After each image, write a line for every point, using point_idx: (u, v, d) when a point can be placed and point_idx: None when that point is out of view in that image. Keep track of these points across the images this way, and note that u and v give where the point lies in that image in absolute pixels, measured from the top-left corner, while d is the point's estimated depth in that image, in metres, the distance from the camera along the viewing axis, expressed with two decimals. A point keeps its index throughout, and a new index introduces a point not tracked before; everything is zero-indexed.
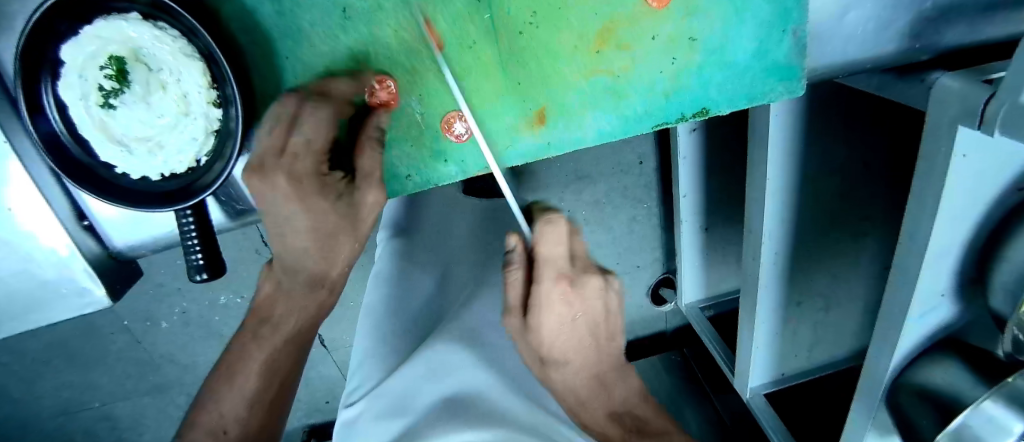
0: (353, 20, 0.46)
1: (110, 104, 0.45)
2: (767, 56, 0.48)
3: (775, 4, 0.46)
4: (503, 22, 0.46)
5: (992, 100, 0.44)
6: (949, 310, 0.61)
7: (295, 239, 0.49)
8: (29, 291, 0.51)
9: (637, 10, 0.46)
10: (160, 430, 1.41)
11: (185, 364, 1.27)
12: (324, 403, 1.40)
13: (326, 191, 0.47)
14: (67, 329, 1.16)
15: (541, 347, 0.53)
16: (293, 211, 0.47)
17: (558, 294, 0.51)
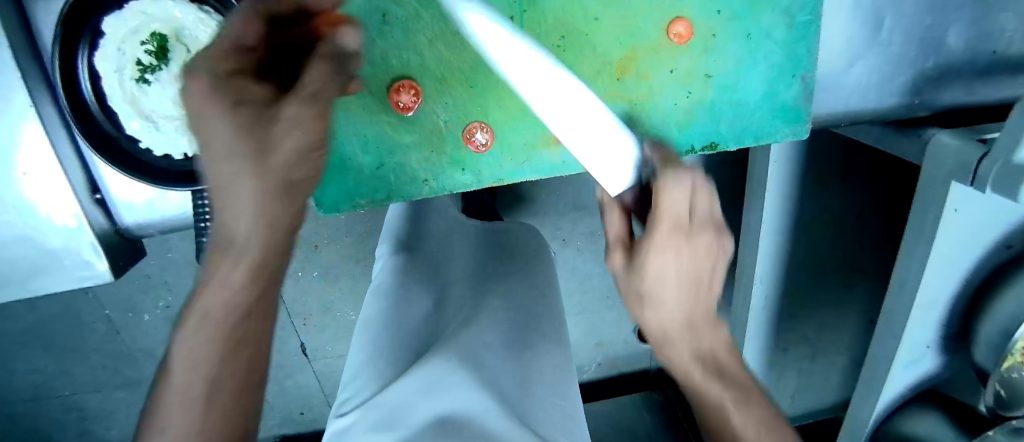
0: (390, 25, 0.48)
1: (146, 79, 0.46)
2: (776, 98, 0.50)
3: (787, 49, 0.49)
4: (533, 41, 0.48)
5: (986, 158, 0.46)
6: (934, 362, 0.63)
7: (216, 168, 0.36)
8: (31, 259, 0.50)
9: (659, 42, 0.48)
10: (127, 426, 1.36)
11: (162, 360, 1.24)
12: (299, 414, 1.36)
13: (238, 105, 0.35)
14: (46, 313, 1.14)
15: (643, 287, 0.46)
16: (201, 128, 0.35)
17: (671, 243, 0.44)
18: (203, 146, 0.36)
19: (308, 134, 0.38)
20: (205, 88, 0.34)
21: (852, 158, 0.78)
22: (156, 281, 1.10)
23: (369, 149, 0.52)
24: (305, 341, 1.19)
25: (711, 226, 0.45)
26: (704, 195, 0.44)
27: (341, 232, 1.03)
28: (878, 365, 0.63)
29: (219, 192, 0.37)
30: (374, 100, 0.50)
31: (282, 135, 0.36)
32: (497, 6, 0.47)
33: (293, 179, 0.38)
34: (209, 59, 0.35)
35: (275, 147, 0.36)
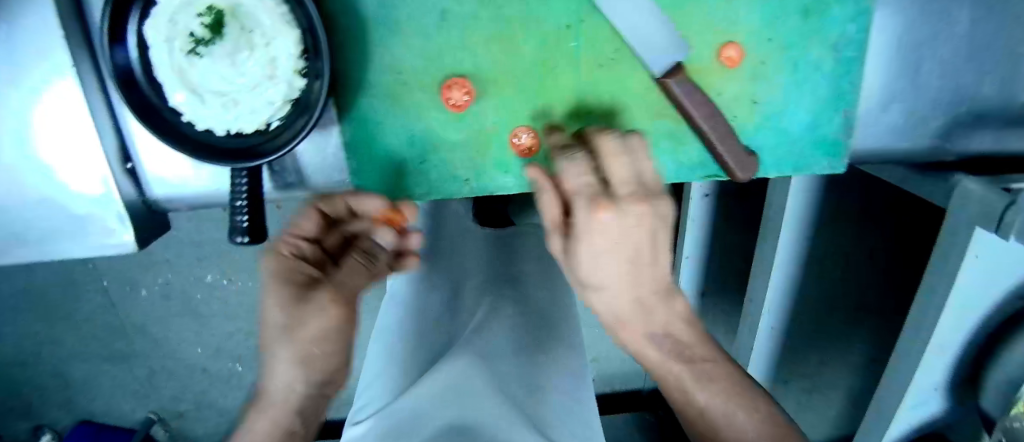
0: (450, 23, 0.43)
1: (196, 53, 0.39)
2: (818, 130, 0.50)
3: (833, 83, 0.49)
4: (590, 51, 0.44)
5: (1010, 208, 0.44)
6: (938, 406, 0.62)
7: (269, 328, 0.49)
8: (52, 223, 0.48)
9: (711, 64, 0.48)
10: (112, 400, 1.34)
11: (155, 337, 1.22)
12: None
13: (286, 286, 0.49)
14: (43, 279, 1.13)
15: (581, 272, 0.46)
16: (265, 299, 0.49)
17: (605, 220, 0.41)
18: (264, 311, 0.49)
19: (328, 310, 0.48)
20: (271, 271, 0.49)
21: (868, 197, 0.78)
22: (159, 257, 1.09)
23: (410, 145, 0.46)
24: None
25: (642, 197, 0.41)
26: (611, 166, 0.40)
27: None
28: (882, 405, 0.63)
29: (267, 342, 0.49)
30: (423, 96, 0.45)
31: (309, 319, 0.48)
32: (556, 11, 0.43)
33: (312, 352, 0.49)
34: (283, 244, 0.50)
35: (303, 325, 0.48)
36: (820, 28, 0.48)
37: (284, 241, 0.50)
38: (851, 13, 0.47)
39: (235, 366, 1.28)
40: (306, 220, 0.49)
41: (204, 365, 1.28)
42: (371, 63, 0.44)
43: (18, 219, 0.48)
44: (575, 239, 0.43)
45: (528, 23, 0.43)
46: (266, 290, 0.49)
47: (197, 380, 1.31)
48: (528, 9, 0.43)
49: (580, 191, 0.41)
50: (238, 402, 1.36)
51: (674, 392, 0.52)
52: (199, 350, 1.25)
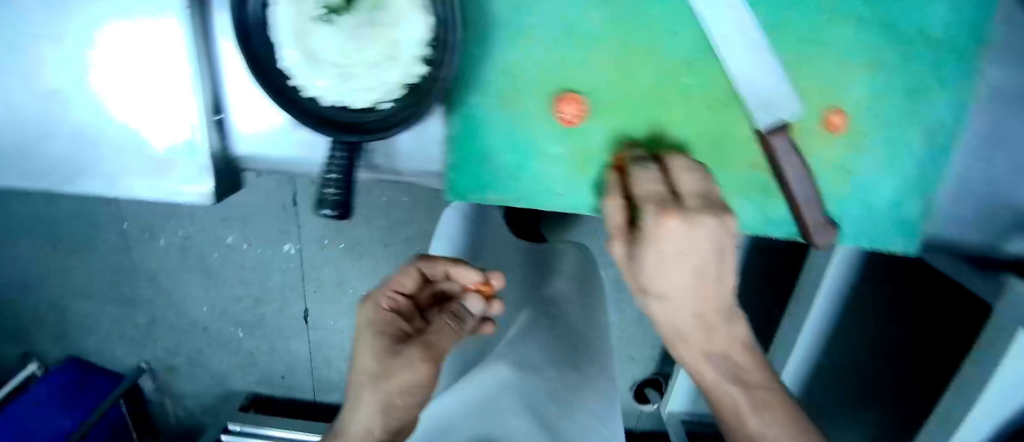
0: (574, 40, 0.46)
1: (325, 21, 0.41)
2: (900, 209, 0.49)
3: (924, 166, 0.48)
4: (700, 92, 0.45)
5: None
6: None
7: (358, 369, 0.54)
8: (128, 159, 0.49)
9: (814, 127, 0.47)
10: (104, 343, 1.33)
11: (162, 288, 1.22)
12: (279, 378, 1.34)
13: (383, 334, 0.55)
14: (66, 211, 1.13)
15: (643, 279, 0.43)
16: (359, 343, 0.55)
17: (677, 228, 0.39)
18: (355, 351, 0.55)
19: (414, 367, 0.52)
20: (369, 315, 0.57)
21: (907, 285, 0.73)
22: (186, 210, 1.10)
23: (515, 149, 0.49)
24: (311, 307, 1.19)
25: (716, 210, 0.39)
26: (683, 177, 0.41)
27: (378, 212, 1.03)
28: None
29: (354, 380, 0.54)
30: (534, 104, 0.47)
31: (397, 370, 0.52)
32: (677, 47, 0.45)
33: (393, 401, 0.52)
34: (381, 294, 0.58)
35: (391, 374, 0.52)
36: (922, 113, 0.47)
37: (382, 293, 0.58)
38: (953, 104, 0.46)
39: (236, 331, 1.27)
40: (406, 277, 0.58)
41: (205, 324, 1.27)
42: (491, 64, 0.47)
43: (97, 146, 0.49)
44: (640, 250, 0.42)
45: (649, 54, 0.45)
46: (364, 331, 0.56)
47: (195, 338, 1.30)
48: (650, 40, 0.45)
49: (648, 198, 0.40)
50: (231, 368, 1.34)
51: (730, 419, 0.49)
52: (203, 309, 1.24)
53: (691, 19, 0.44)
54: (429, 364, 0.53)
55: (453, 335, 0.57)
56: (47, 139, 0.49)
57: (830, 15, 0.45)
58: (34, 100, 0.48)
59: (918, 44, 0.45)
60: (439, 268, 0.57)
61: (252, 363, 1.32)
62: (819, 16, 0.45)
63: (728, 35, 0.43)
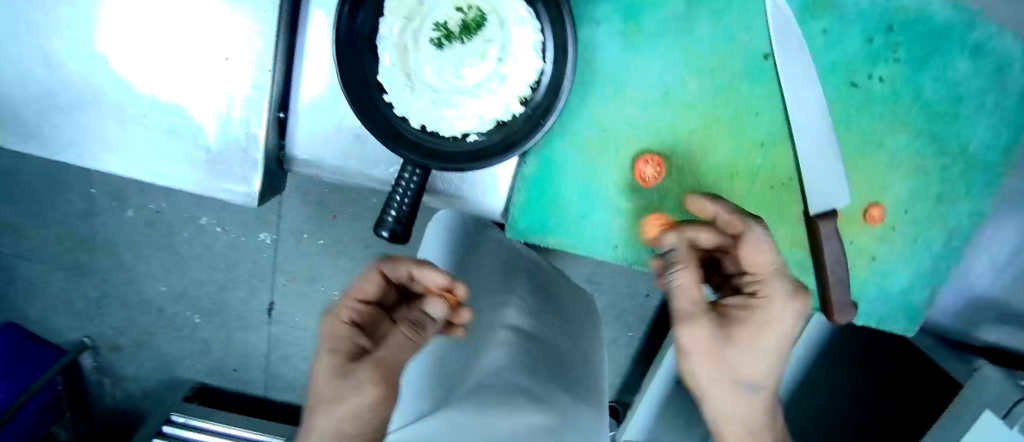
0: (668, 104, 0.43)
1: (439, 45, 0.37)
2: (908, 297, 0.56)
3: (937, 262, 0.54)
4: (766, 171, 0.45)
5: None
6: None
7: (310, 397, 0.43)
8: (174, 144, 0.47)
9: (855, 212, 0.50)
10: (43, 312, 1.22)
11: (120, 261, 1.14)
12: (232, 371, 1.23)
13: (337, 348, 0.43)
14: (33, 167, 1.07)
15: (735, 362, 0.42)
16: (316, 361, 0.44)
17: (798, 312, 0.41)
18: (311, 370, 0.44)
19: (364, 385, 0.41)
20: (327, 329, 0.45)
21: (870, 349, 0.76)
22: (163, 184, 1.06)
23: (583, 200, 0.46)
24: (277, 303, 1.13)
25: (801, 282, 0.41)
26: (773, 247, 0.40)
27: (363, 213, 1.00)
28: None
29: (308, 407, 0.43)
30: (613, 160, 0.44)
31: (345, 392, 0.41)
32: (760, 130, 0.44)
33: (346, 431, 0.42)
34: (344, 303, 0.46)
35: (343, 401, 0.41)
36: (948, 220, 0.53)
37: (343, 302, 0.46)
38: (973, 213, 0.52)
39: (192, 316, 1.18)
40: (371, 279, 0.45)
41: (160, 305, 1.17)
42: (584, 113, 0.44)
43: (138, 126, 0.47)
44: (749, 333, 0.41)
45: (737, 128, 0.44)
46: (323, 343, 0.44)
47: (148, 319, 1.19)
48: (737, 116, 0.44)
49: (780, 283, 0.40)
50: (179, 355, 1.23)
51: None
52: (161, 289, 1.16)
53: (778, 102, 0.43)
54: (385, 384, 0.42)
55: (403, 351, 0.44)
56: (81, 109, 0.47)
57: (888, 119, 0.46)
58: (73, 66, 0.46)
59: (945, 145, 0.49)
60: (404, 269, 0.45)
61: (203, 352, 1.22)
62: (880, 118, 0.46)
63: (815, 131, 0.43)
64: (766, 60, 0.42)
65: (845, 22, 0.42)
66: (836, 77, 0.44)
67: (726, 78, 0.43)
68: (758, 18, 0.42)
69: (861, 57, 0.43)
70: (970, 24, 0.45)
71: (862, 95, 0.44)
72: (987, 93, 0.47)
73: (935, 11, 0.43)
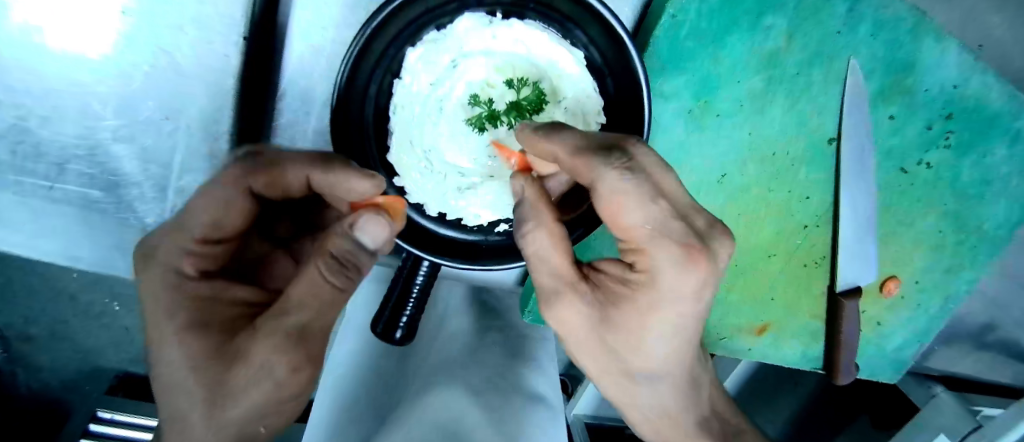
0: (723, 186, 0.53)
1: (484, 125, 0.47)
2: (901, 353, 0.59)
3: (936, 322, 0.58)
4: (803, 250, 0.55)
5: (973, 431, 0.57)
6: None
7: (163, 391, 0.34)
8: (95, 220, 0.51)
9: (874, 288, 0.57)
10: None
11: None
12: None
13: (181, 318, 0.34)
14: None
15: (625, 339, 0.38)
16: (152, 332, 0.34)
17: (675, 297, 0.34)
18: (159, 354, 0.34)
19: (277, 368, 0.33)
20: (157, 287, 0.35)
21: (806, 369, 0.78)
22: None
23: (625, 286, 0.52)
24: None
25: (703, 258, 0.32)
26: (636, 210, 0.32)
27: None
28: None
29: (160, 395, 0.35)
30: None
31: (241, 385, 0.32)
32: (808, 213, 0.54)
33: (257, 429, 0.35)
34: (178, 252, 0.36)
35: (235, 398, 0.33)
36: (952, 286, 0.57)
37: (177, 246, 0.36)
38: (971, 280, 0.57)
39: (111, 304, 0.87)
40: (232, 206, 0.38)
41: (72, 290, 0.86)
42: None
43: (56, 206, 0.50)
44: (612, 310, 0.37)
45: (777, 214, 0.54)
46: (154, 310, 0.35)
47: (55, 305, 0.86)
48: (788, 199, 0.54)
49: (647, 258, 0.33)
50: (98, 346, 0.89)
51: None
52: (73, 274, 0.85)
53: (827, 191, 0.53)
54: (303, 357, 0.33)
55: (322, 298, 0.34)
56: None
57: (924, 202, 0.55)
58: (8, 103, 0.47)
59: (963, 223, 0.56)
60: (289, 178, 0.39)
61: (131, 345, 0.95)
62: (920, 201, 0.55)
63: (860, 212, 0.53)
64: (829, 144, 0.52)
65: (908, 110, 0.52)
66: (889, 161, 0.53)
67: (786, 162, 0.53)
68: (830, 102, 0.51)
69: (913, 143, 0.53)
70: (1013, 113, 0.53)
71: (909, 179, 0.54)
72: (1012, 176, 0.54)
73: (986, 103, 0.52)
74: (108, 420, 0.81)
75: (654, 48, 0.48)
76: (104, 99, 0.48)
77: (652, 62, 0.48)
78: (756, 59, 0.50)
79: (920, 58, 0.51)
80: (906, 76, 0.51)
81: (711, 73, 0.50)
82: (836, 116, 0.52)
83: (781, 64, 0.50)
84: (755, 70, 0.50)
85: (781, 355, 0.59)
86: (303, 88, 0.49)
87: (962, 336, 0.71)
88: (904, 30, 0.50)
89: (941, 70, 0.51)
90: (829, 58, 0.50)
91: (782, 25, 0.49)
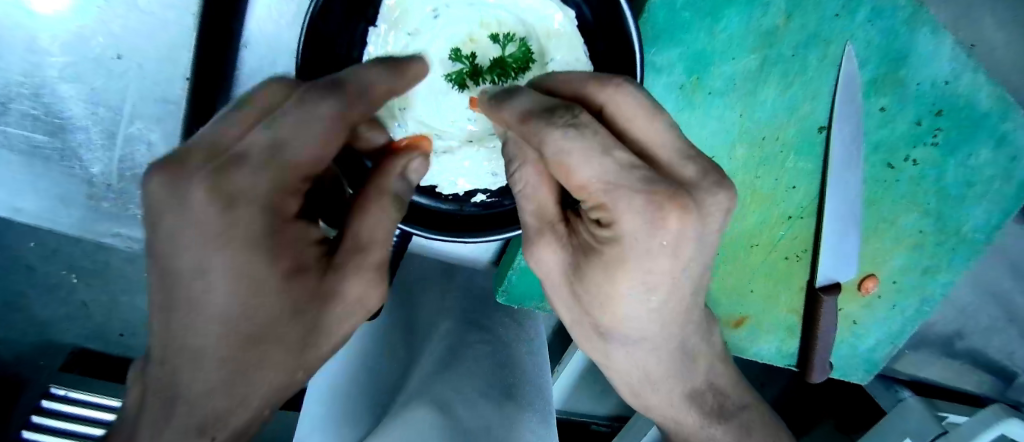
0: None
1: (465, 86, 0.46)
2: (871, 353, 0.61)
3: (904, 323, 0.60)
4: (786, 241, 0.55)
5: (941, 436, 0.59)
6: None
7: (211, 360, 0.29)
8: (40, 168, 0.50)
9: (852, 285, 0.57)
10: None
11: None
12: (117, 337, 0.86)
13: (285, 265, 0.30)
14: None
15: (595, 298, 0.37)
16: (215, 274, 0.28)
17: (645, 250, 0.31)
18: (244, 312, 0.29)
19: (369, 300, 0.36)
20: (253, 231, 0.28)
21: (770, 374, 0.78)
22: None
23: None
24: None
25: (674, 209, 0.29)
26: (588, 168, 0.29)
27: None
28: None
29: (187, 366, 0.29)
30: None
31: (333, 320, 0.35)
32: (792, 203, 0.54)
33: None
34: (274, 186, 0.29)
35: (328, 336, 0.35)
36: (927, 288, 0.58)
37: (280, 180, 0.29)
38: (947, 282, 0.58)
39: (69, 276, 0.82)
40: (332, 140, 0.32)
41: (28, 260, 0.80)
42: None
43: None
44: (583, 259, 0.37)
45: (762, 204, 0.54)
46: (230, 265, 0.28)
47: (8, 272, 0.81)
48: (775, 188, 0.54)
49: (606, 211, 0.31)
50: (53, 319, 0.84)
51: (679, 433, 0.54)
52: (28, 245, 0.79)
53: (813, 182, 0.53)
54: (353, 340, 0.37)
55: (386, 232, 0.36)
56: None
57: (906, 200, 0.55)
58: None
59: (945, 224, 0.56)
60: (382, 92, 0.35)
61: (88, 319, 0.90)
62: (902, 197, 0.55)
63: (846, 205, 0.53)
64: (818, 133, 0.52)
65: (900, 103, 0.52)
66: (877, 155, 0.53)
67: (775, 148, 0.53)
68: (822, 87, 0.51)
69: (901, 138, 0.53)
70: (1001, 115, 0.53)
71: (894, 175, 0.54)
72: (994, 179, 0.55)
73: (978, 103, 0.52)
74: (62, 398, 0.77)
75: (649, 16, 0.47)
76: (53, 35, 0.46)
77: (646, 30, 0.48)
78: (755, 35, 0.49)
79: (916, 50, 0.50)
80: (900, 68, 0.51)
81: (704, 49, 0.49)
82: (826, 104, 0.51)
83: (777, 43, 0.49)
84: (749, 48, 0.49)
85: (754, 349, 0.59)
86: (266, 51, 0.49)
87: (933, 342, 0.72)
88: (902, 18, 0.49)
89: (936, 65, 0.51)
90: (826, 41, 0.50)
91: (779, 3, 0.48)
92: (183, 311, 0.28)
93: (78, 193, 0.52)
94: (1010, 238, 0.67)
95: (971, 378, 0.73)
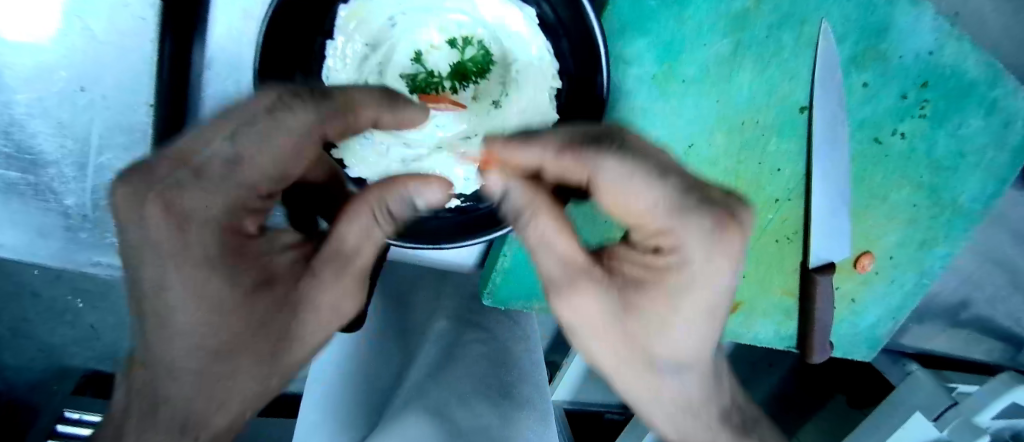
0: (689, 157, 0.52)
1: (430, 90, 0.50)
2: (873, 329, 0.60)
3: (902, 296, 0.59)
4: (774, 225, 0.55)
5: (951, 408, 0.58)
6: None
7: (192, 340, 0.31)
8: (17, 204, 0.51)
9: (847, 263, 0.57)
10: None
11: None
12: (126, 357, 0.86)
13: (247, 279, 0.32)
14: None
15: (646, 332, 0.36)
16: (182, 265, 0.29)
17: (708, 271, 0.31)
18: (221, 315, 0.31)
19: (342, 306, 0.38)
20: (207, 252, 0.30)
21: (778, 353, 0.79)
22: None
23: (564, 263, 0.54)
24: None
25: (730, 223, 0.30)
26: (642, 195, 0.30)
27: None
28: None
29: (178, 345, 0.31)
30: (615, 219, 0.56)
31: None
32: (777, 186, 0.53)
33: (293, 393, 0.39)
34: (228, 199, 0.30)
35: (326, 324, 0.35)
36: (923, 261, 0.58)
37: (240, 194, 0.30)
38: (945, 255, 0.57)
39: (74, 301, 0.82)
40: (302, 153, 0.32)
41: (32, 287, 0.80)
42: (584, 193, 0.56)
43: None
44: (634, 293, 0.35)
45: (748, 189, 0.53)
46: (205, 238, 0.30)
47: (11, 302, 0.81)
48: (758, 173, 0.53)
49: (671, 236, 0.31)
50: (62, 345, 0.84)
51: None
52: (32, 272, 0.78)
53: (796, 165, 0.53)
54: None
55: (374, 244, 0.37)
56: None
57: (897, 174, 0.54)
58: None
59: (939, 197, 0.56)
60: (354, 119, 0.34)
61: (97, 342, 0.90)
62: (893, 172, 0.54)
63: (833, 184, 0.52)
64: (800, 114, 0.51)
65: (883, 77, 0.51)
66: (863, 132, 0.52)
67: (757, 132, 0.52)
68: (801, 66, 0.50)
69: (887, 114, 0.52)
70: (989, 83, 0.52)
71: (883, 150, 0.53)
72: (987, 148, 0.54)
73: (963, 72, 0.51)
74: (76, 421, 0.78)
75: (613, 7, 0.47)
76: (15, 71, 0.47)
77: (613, 21, 0.48)
78: (725, 20, 0.48)
79: (895, 24, 0.49)
80: (880, 42, 0.50)
81: (676, 36, 0.48)
82: (805, 84, 0.50)
83: (750, 27, 0.48)
84: (722, 32, 0.49)
85: (749, 335, 0.59)
86: (226, 70, 0.48)
87: (937, 314, 0.72)
88: None
89: (917, 37, 0.50)
90: (801, 21, 0.49)
91: None
92: (167, 316, 0.30)
93: (55, 225, 0.52)
94: (1009, 204, 0.66)
95: (981, 347, 0.73)
